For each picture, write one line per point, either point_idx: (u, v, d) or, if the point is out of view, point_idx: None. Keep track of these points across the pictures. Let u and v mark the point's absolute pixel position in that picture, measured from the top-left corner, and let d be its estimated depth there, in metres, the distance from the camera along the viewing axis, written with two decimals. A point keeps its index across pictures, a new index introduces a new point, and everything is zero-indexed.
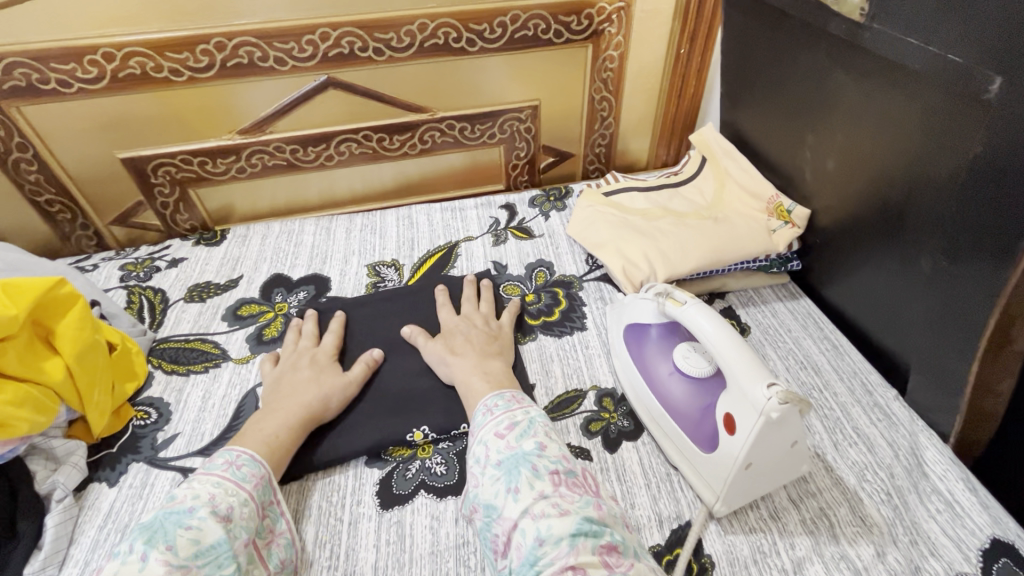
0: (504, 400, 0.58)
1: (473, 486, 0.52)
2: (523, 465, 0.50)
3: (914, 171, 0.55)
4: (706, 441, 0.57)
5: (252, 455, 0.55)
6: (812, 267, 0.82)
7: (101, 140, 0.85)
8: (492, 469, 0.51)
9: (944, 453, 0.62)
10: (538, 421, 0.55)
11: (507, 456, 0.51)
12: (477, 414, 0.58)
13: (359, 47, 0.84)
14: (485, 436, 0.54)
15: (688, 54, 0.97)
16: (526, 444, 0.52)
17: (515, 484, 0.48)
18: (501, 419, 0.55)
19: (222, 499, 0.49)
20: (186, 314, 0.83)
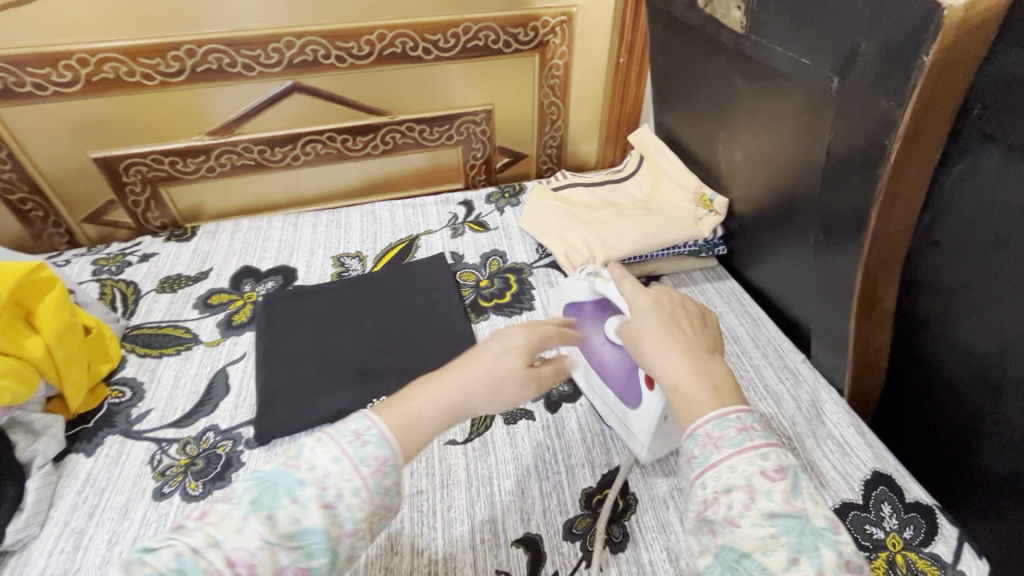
0: (736, 428, 0.44)
1: (716, 515, 0.41)
2: (821, 543, 0.38)
3: (796, 159, 0.65)
4: (632, 398, 0.64)
5: (361, 408, 0.44)
6: (734, 251, 0.92)
7: (74, 140, 0.90)
8: (761, 517, 0.39)
9: (839, 404, 0.72)
10: (803, 473, 0.42)
11: (787, 514, 0.39)
12: (724, 418, 0.44)
13: (323, 54, 0.91)
14: (746, 468, 0.42)
15: (628, 63, 1.08)
16: (811, 511, 0.40)
17: (798, 556, 0.37)
18: (766, 454, 0.42)
19: (333, 481, 0.40)
20: (158, 303, 0.87)
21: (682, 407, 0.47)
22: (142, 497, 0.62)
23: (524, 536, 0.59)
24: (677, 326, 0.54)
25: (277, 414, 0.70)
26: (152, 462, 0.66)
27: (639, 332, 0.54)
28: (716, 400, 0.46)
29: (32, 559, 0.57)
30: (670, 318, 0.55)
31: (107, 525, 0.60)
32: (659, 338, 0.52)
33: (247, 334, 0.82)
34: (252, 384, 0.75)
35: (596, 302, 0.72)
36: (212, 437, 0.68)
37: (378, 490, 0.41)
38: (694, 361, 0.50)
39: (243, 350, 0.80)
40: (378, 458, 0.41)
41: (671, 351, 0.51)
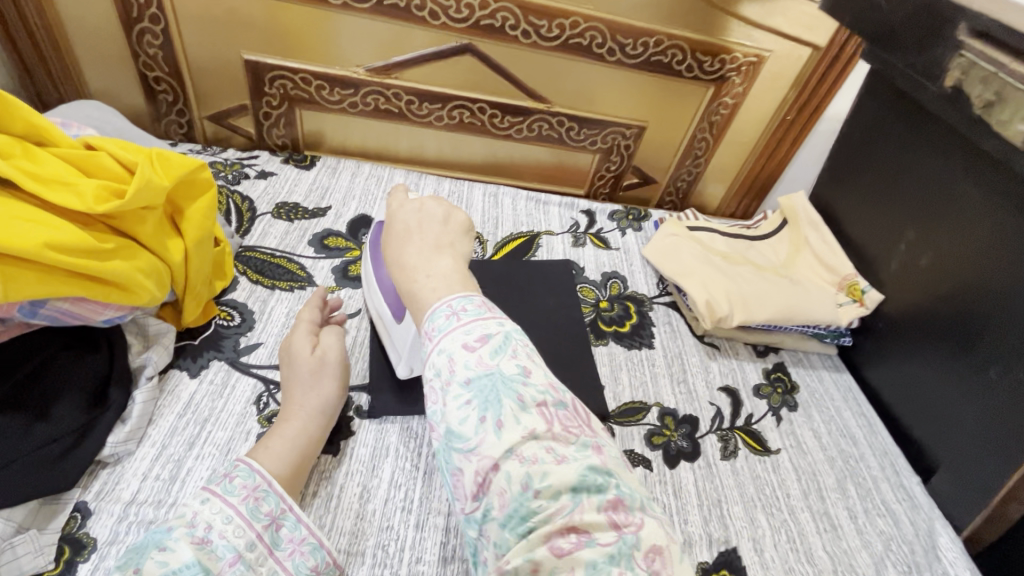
0: (474, 304, 0.50)
1: (434, 402, 0.45)
2: (505, 394, 0.43)
3: (1012, 287, 0.62)
4: (397, 311, 0.65)
5: (251, 463, 0.50)
6: (862, 347, 0.87)
7: (233, 35, 0.85)
8: (458, 388, 0.44)
9: (957, 544, 0.68)
10: (516, 336, 0.47)
11: (481, 377, 0.44)
12: (436, 311, 0.50)
13: (510, 24, 0.87)
14: (452, 346, 0.47)
15: (793, 122, 1.03)
16: (503, 367, 0.44)
17: (494, 413, 0.42)
18: (470, 328, 0.47)
19: (204, 518, 0.45)
20: (273, 229, 0.82)
21: (414, 303, 0.54)
22: (245, 441, 0.57)
23: None
24: (432, 230, 0.59)
25: (393, 391, 0.65)
26: (257, 404, 0.61)
27: (395, 242, 0.59)
28: (436, 294, 0.52)
29: (126, 479, 0.52)
30: (416, 227, 0.60)
31: (205, 463, 0.55)
32: (402, 244, 0.58)
33: (362, 289, 0.78)
34: (366, 346, 0.70)
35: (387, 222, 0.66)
36: None
37: (255, 516, 0.47)
38: (429, 261, 0.55)
39: (358, 306, 0.75)
40: (269, 512, 0.48)
41: (427, 252, 0.56)
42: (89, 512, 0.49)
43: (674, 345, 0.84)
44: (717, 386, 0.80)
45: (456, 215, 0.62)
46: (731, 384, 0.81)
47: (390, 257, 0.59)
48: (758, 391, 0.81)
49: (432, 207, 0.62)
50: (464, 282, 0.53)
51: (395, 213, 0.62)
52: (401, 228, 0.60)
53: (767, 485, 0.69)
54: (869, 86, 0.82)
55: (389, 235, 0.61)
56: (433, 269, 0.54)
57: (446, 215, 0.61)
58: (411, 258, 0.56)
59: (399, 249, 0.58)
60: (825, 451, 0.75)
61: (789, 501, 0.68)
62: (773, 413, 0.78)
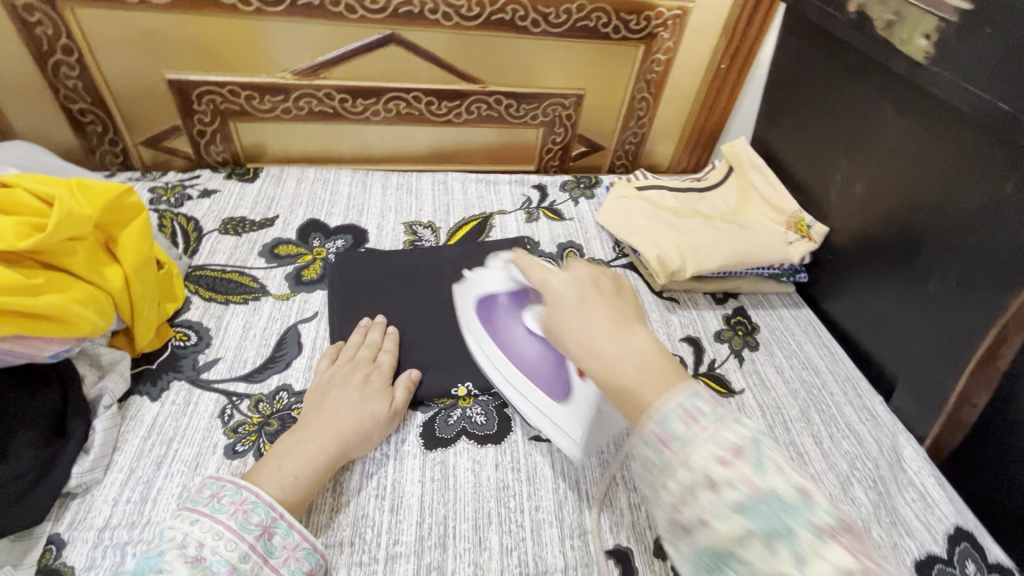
0: (706, 401, 0.40)
1: (687, 514, 0.37)
2: (796, 523, 0.34)
3: (935, 201, 0.64)
4: (565, 391, 0.62)
5: (237, 480, 0.49)
6: (817, 279, 0.89)
7: (150, 55, 0.84)
8: (730, 512, 0.35)
9: (919, 452, 0.71)
10: (767, 442, 0.38)
11: (755, 500, 0.35)
12: (666, 414, 0.39)
13: (429, 9, 0.86)
14: (699, 460, 0.37)
15: (728, 70, 1.03)
16: (778, 484, 0.35)
17: (778, 541, 0.33)
18: (718, 437, 0.37)
19: (194, 538, 0.45)
20: (221, 245, 0.82)
21: (629, 404, 0.42)
22: (213, 453, 0.58)
23: (614, 548, 0.57)
24: (609, 302, 0.47)
25: None
26: (222, 417, 0.62)
27: (559, 318, 0.47)
28: (657, 391, 0.41)
29: (97, 506, 0.53)
30: (583, 298, 0.47)
31: (176, 480, 0.56)
32: (582, 322, 0.46)
33: (317, 292, 0.78)
34: (326, 346, 0.71)
35: (512, 292, 0.66)
36: (285, 398, 0.64)
37: (246, 528, 0.47)
38: (622, 339, 0.44)
39: (315, 309, 0.75)
40: (260, 522, 0.47)
41: (615, 333, 0.44)
42: (63, 542, 0.50)
43: None
44: (679, 337, 0.82)
45: (624, 282, 0.51)
46: (692, 334, 0.83)
47: (567, 344, 0.46)
48: (719, 337, 0.83)
49: (591, 271, 0.50)
50: (676, 369, 0.42)
51: (551, 281, 0.50)
52: (573, 303, 0.47)
53: None
54: (789, 23, 0.83)
55: (556, 316, 0.48)
56: (638, 357, 0.43)
57: (613, 281, 0.50)
58: (606, 343, 0.44)
59: (574, 332, 0.45)
60: (788, 384, 0.78)
61: None
62: (735, 355, 0.81)
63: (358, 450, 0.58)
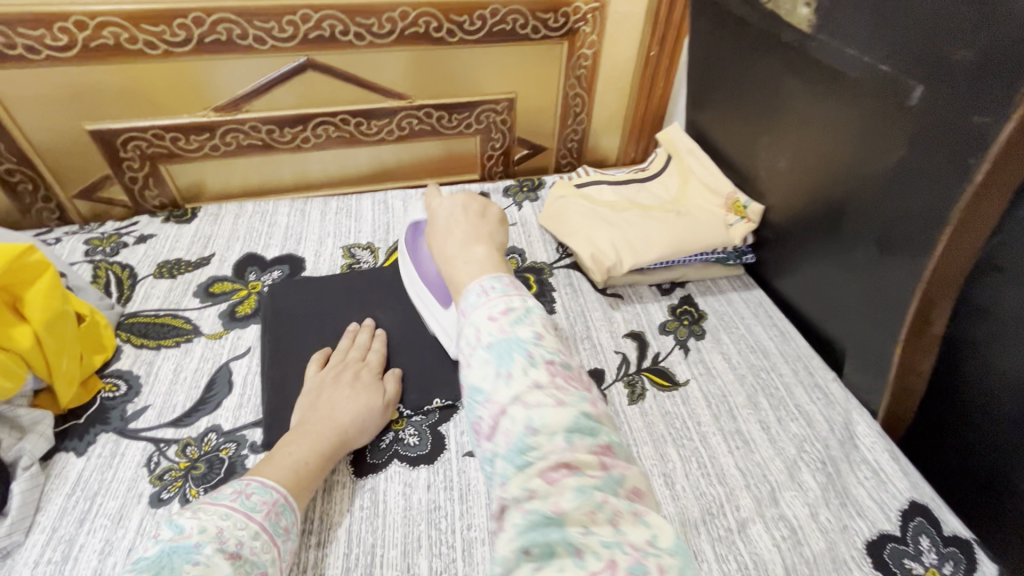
0: (503, 282, 0.43)
1: (457, 364, 0.40)
2: (519, 353, 0.37)
3: (849, 168, 0.62)
4: (446, 299, 0.72)
5: (263, 481, 0.53)
6: (764, 259, 0.87)
7: (67, 109, 0.84)
8: (480, 352, 0.38)
9: (873, 427, 0.68)
10: (539, 313, 0.40)
11: (500, 341, 0.38)
12: (468, 293, 0.43)
13: (340, 31, 0.86)
14: (477, 319, 0.40)
15: (658, 57, 1.02)
16: (521, 330, 0.39)
17: (507, 368, 0.37)
18: (496, 302, 0.41)
19: (231, 534, 0.47)
20: (155, 290, 0.82)
21: (455, 290, 0.48)
22: (138, 503, 0.58)
23: None
24: (468, 224, 0.55)
25: (285, 422, 0.65)
26: (148, 465, 0.61)
27: (438, 233, 0.55)
28: (472, 279, 0.45)
29: (17, 570, 0.53)
30: (455, 221, 0.55)
31: (99, 535, 0.55)
32: (444, 237, 0.53)
33: (251, 326, 0.78)
34: (257, 382, 0.70)
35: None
36: (213, 439, 0.64)
37: (276, 531, 0.50)
38: (465, 249, 0.51)
39: (247, 344, 0.75)
40: (286, 526, 0.52)
41: (465, 244, 0.51)
42: None
43: (577, 304, 0.84)
44: (622, 333, 0.80)
45: (494, 208, 0.58)
46: (636, 328, 0.81)
47: (436, 251, 0.54)
48: (664, 329, 0.81)
49: (468, 199, 0.59)
50: (499, 266, 0.48)
51: (433, 206, 0.60)
52: (443, 220, 0.56)
53: (676, 418, 0.69)
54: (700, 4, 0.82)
55: (432, 229, 0.56)
56: (470, 256, 0.49)
57: (482, 206, 0.57)
58: (454, 249, 0.51)
59: (441, 245, 0.53)
60: (734, 370, 0.76)
61: (700, 428, 0.68)
62: (680, 346, 0.79)
63: (356, 437, 0.61)
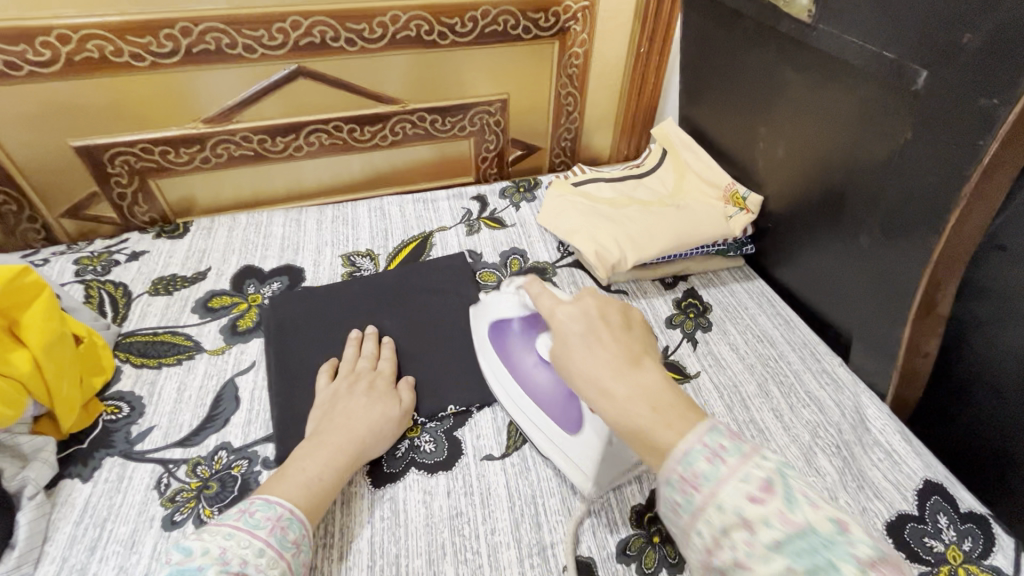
0: (726, 436, 0.37)
1: (720, 556, 0.34)
2: (838, 557, 0.31)
3: (850, 155, 0.63)
4: (570, 424, 0.59)
5: (267, 497, 0.52)
6: (763, 249, 0.88)
7: (52, 125, 0.81)
8: (765, 551, 0.32)
9: (883, 410, 0.69)
10: (793, 475, 0.36)
11: (792, 536, 0.32)
12: (688, 454, 0.37)
13: (331, 37, 0.85)
14: (731, 500, 0.34)
15: (648, 53, 1.03)
16: (815, 519, 0.33)
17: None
18: (746, 473, 0.35)
19: (235, 554, 0.45)
20: (152, 307, 0.80)
21: (645, 447, 0.40)
22: (150, 527, 0.56)
23: (574, 560, 0.55)
24: (618, 338, 0.46)
25: (298, 435, 0.63)
26: (158, 487, 0.59)
27: (571, 346, 0.47)
28: (676, 433, 0.38)
29: None
30: (593, 331, 0.47)
31: (112, 562, 0.53)
32: (589, 356, 0.45)
33: (254, 340, 0.76)
34: (265, 397, 0.68)
35: (526, 318, 0.65)
36: (224, 457, 0.62)
37: (284, 546, 0.49)
38: (631, 377, 0.43)
39: (252, 358, 0.73)
40: (295, 540, 0.50)
41: (628, 370, 0.43)
42: None
43: None
44: None
45: (632, 312, 0.50)
46: None
47: (576, 377, 0.45)
48: (670, 323, 0.81)
49: (596, 303, 0.50)
50: (695, 410, 0.40)
51: (556, 314, 0.50)
52: (580, 334, 0.47)
53: None
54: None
55: (566, 351, 0.47)
56: (654, 398, 0.41)
57: (620, 312, 0.49)
58: (620, 385, 0.42)
59: (588, 372, 0.44)
60: (743, 360, 0.76)
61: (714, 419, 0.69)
62: (688, 339, 0.79)
63: (373, 447, 0.60)
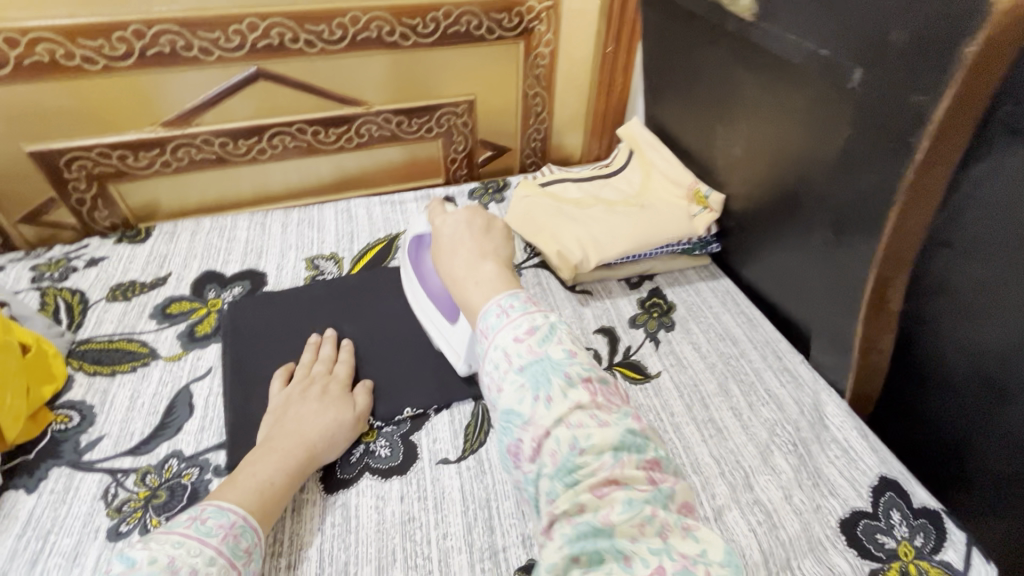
0: (520, 300, 0.46)
1: (490, 390, 0.43)
2: (556, 375, 0.41)
3: (802, 153, 0.63)
4: (451, 314, 0.69)
5: (219, 504, 0.51)
6: (729, 248, 0.88)
7: (4, 130, 0.80)
8: (513, 375, 0.42)
9: (841, 407, 0.69)
10: (559, 328, 0.44)
11: (533, 363, 0.42)
12: (487, 312, 0.46)
13: (289, 38, 0.84)
14: (502, 342, 0.43)
15: (615, 52, 1.02)
16: (553, 351, 0.42)
17: (545, 392, 0.40)
18: (518, 322, 0.44)
19: (186, 561, 0.44)
20: (109, 314, 0.79)
21: (469, 311, 0.50)
22: (95, 538, 0.55)
23: (527, 564, 0.54)
24: (475, 241, 0.56)
25: (250, 442, 0.62)
26: (105, 498, 0.58)
27: (444, 248, 0.57)
28: (486, 297, 0.48)
29: None
30: (460, 238, 0.57)
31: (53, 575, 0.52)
32: (450, 255, 0.55)
33: (211, 346, 0.75)
34: (219, 404, 0.67)
35: None
36: (175, 465, 0.61)
37: (235, 554, 0.48)
38: (474, 267, 0.52)
39: (208, 365, 0.72)
40: (246, 548, 0.50)
41: (473, 260, 0.53)
42: None
43: (546, 304, 0.84)
44: (593, 330, 0.80)
45: (500, 221, 0.60)
46: (606, 324, 0.81)
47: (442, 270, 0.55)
48: (634, 322, 0.81)
49: (470, 214, 0.60)
50: (511, 283, 0.50)
51: (438, 223, 0.61)
52: (448, 237, 0.57)
53: (650, 411, 0.69)
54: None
55: (439, 247, 0.58)
56: (482, 277, 0.51)
57: (485, 220, 0.59)
58: (462, 269, 0.53)
59: (449, 263, 0.55)
60: (704, 359, 0.76)
61: (674, 419, 0.69)
62: (651, 339, 0.79)
63: (325, 453, 0.60)
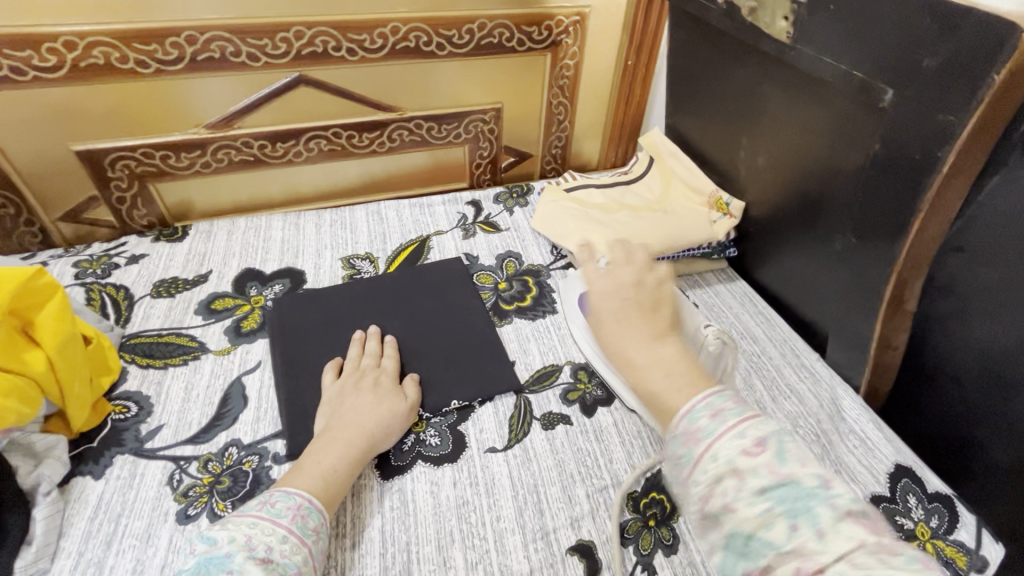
0: (732, 401, 0.43)
1: (712, 504, 0.39)
2: (815, 503, 0.36)
3: (825, 165, 0.68)
4: None
5: (286, 488, 0.54)
6: (746, 252, 0.93)
7: (54, 129, 0.82)
8: (751, 494, 0.38)
9: (858, 401, 0.74)
10: (788, 439, 0.40)
11: (778, 485, 0.38)
12: (693, 411, 0.43)
13: (333, 46, 0.87)
14: (726, 452, 0.40)
15: (636, 65, 1.08)
16: (799, 473, 0.38)
17: (804, 522, 0.36)
18: (742, 431, 0.40)
19: (260, 541, 0.48)
20: (154, 309, 0.81)
21: (657, 407, 0.47)
22: (165, 521, 0.57)
23: (578, 544, 0.58)
24: (645, 319, 0.52)
25: (307, 431, 0.65)
26: (171, 483, 0.61)
27: (608, 322, 0.53)
28: (682, 395, 0.45)
29: None
30: (627, 310, 0.53)
31: (129, 555, 0.55)
32: (621, 335, 0.51)
33: (258, 341, 0.78)
34: (272, 395, 0.70)
35: None
36: (235, 453, 0.64)
37: (305, 533, 0.51)
38: (653, 352, 0.49)
39: (257, 358, 0.75)
40: (316, 527, 0.53)
41: (651, 345, 0.50)
42: None
43: None
44: None
45: (665, 296, 0.56)
46: None
47: (608, 348, 0.52)
48: None
49: (630, 283, 0.55)
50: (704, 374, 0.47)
51: (592, 286, 0.56)
52: (612, 314, 0.53)
53: None
54: (676, 17, 0.88)
55: (600, 321, 0.53)
56: (668, 367, 0.48)
57: (651, 296, 0.54)
58: (640, 354, 0.49)
59: (616, 343, 0.51)
60: None
61: None
62: None
63: (382, 441, 0.63)
